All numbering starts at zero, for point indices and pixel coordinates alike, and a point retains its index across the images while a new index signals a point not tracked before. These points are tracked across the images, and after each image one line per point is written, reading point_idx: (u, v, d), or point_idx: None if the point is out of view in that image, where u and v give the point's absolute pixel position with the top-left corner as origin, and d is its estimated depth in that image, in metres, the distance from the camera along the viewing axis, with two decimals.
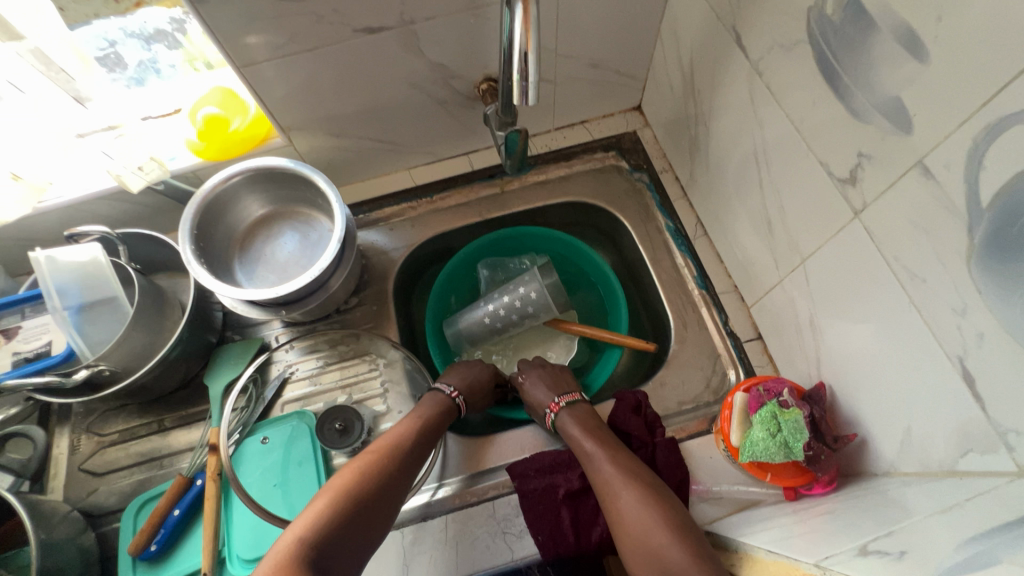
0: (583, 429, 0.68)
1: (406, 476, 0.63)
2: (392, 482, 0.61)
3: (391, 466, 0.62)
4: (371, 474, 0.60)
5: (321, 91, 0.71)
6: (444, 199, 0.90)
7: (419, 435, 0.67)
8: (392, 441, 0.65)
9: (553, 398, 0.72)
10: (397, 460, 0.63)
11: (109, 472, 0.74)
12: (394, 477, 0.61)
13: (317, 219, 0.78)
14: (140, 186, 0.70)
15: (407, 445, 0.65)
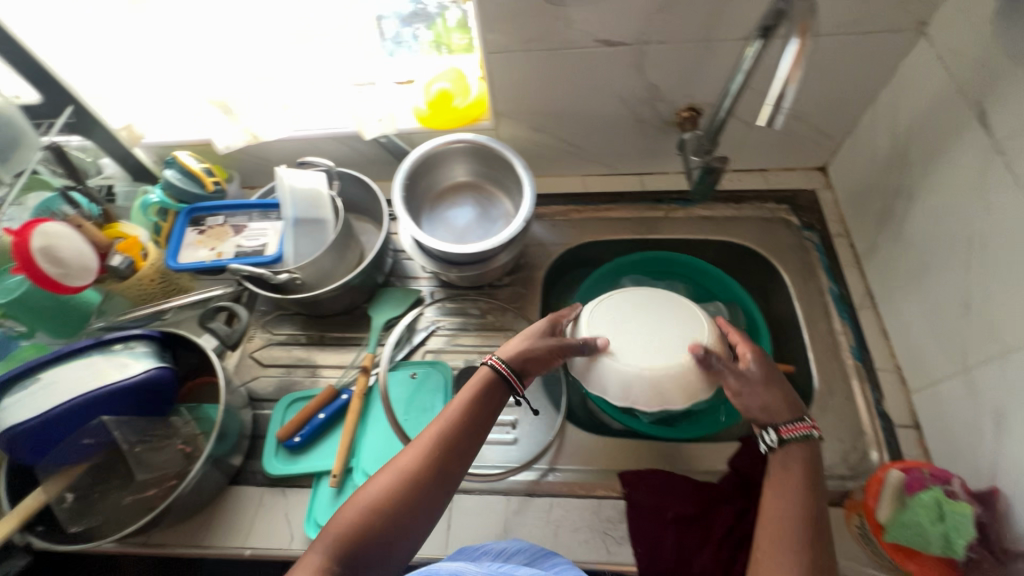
0: (803, 466, 0.55)
1: (465, 462, 0.56)
2: (441, 484, 0.53)
3: (445, 463, 0.54)
4: (412, 482, 0.52)
5: (542, 89, 0.79)
6: (608, 211, 0.94)
7: (476, 415, 0.57)
8: (449, 432, 0.55)
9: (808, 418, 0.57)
10: (455, 446, 0.55)
11: (271, 365, 0.85)
12: (440, 480, 0.53)
13: (499, 199, 0.85)
14: (373, 135, 0.83)
15: (466, 438, 0.56)
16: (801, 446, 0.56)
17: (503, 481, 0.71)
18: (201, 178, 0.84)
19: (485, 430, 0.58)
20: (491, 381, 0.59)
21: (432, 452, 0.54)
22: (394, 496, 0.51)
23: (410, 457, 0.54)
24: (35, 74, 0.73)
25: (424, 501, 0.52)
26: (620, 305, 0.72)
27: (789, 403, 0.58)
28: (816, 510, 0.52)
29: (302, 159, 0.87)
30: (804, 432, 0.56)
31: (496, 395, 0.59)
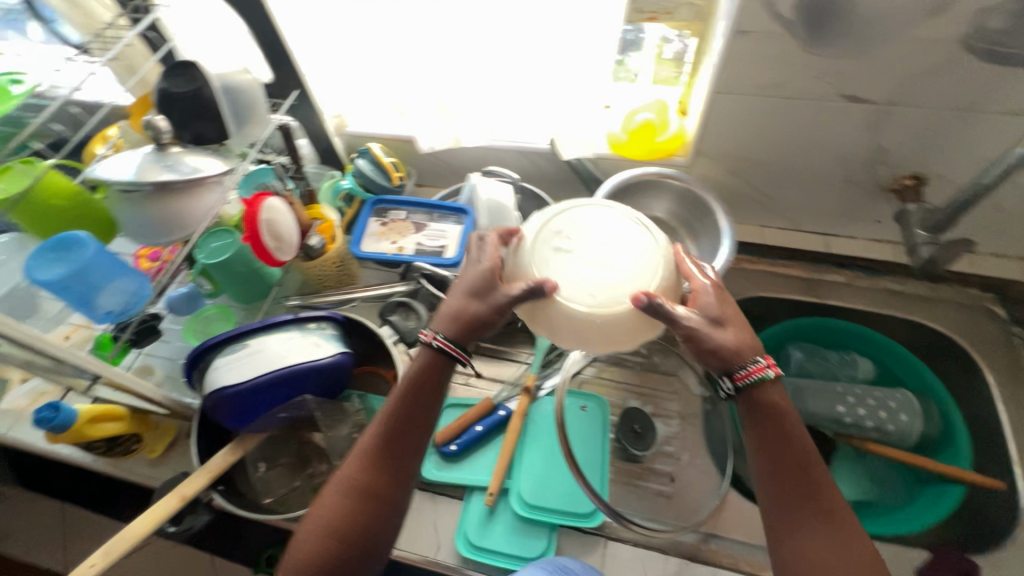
0: (759, 410, 0.53)
1: (406, 456, 0.56)
2: (392, 484, 0.55)
3: (388, 471, 0.55)
4: (362, 494, 0.54)
5: (756, 133, 0.75)
6: (784, 267, 0.89)
7: (413, 408, 0.56)
8: (393, 435, 0.55)
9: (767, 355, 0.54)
10: (402, 451, 0.55)
11: (425, 364, 0.85)
12: (389, 477, 0.55)
13: (682, 239, 0.81)
14: (569, 156, 0.85)
15: (404, 430, 0.56)
16: (766, 395, 0.53)
17: (665, 537, 0.66)
18: (389, 169, 0.86)
19: (422, 415, 0.57)
20: (428, 370, 0.57)
21: (386, 464, 0.55)
22: (353, 511, 0.53)
23: (363, 473, 0.55)
24: (276, 56, 0.79)
25: (378, 506, 0.54)
26: (558, 231, 0.59)
27: (723, 356, 0.52)
28: (821, 483, 0.51)
29: (488, 168, 0.88)
30: (756, 375, 0.52)
31: (437, 377, 0.57)
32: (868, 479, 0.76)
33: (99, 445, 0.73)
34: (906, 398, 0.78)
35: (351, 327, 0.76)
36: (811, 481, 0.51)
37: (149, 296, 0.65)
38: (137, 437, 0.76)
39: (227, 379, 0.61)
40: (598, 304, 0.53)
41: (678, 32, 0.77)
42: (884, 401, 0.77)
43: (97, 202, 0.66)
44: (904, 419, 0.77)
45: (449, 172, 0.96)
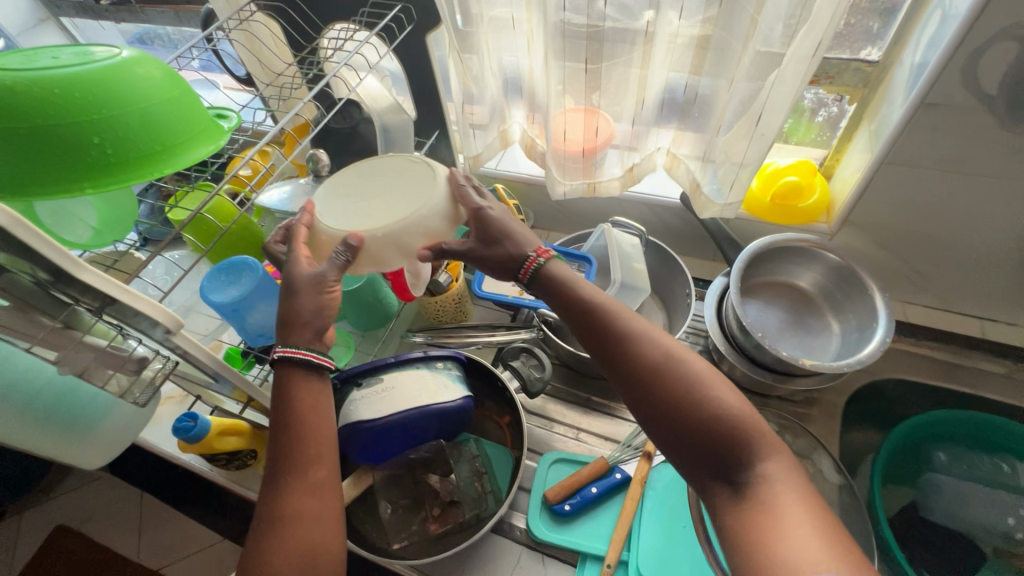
0: (552, 283, 0.56)
1: (310, 477, 0.46)
2: (307, 505, 0.45)
3: (289, 506, 0.45)
4: (265, 525, 0.45)
5: (919, 206, 0.70)
6: (931, 350, 0.81)
7: (284, 428, 0.48)
8: (282, 456, 0.47)
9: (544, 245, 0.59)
10: (291, 477, 0.46)
11: (533, 412, 0.82)
12: (302, 493, 0.46)
13: (823, 313, 0.76)
14: (706, 215, 0.79)
15: (303, 445, 0.47)
16: (543, 267, 0.57)
17: None
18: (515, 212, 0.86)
19: (320, 425, 0.48)
20: (291, 373, 0.49)
21: (278, 482, 0.46)
22: (280, 549, 0.43)
23: (273, 508, 0.45)
24: (423, 96, 0.83)
25: (302, 536, 0.44)
26: (340, 181, 0.60)
27: (505, 267, 0.58)
28: (619, 320, 0.52)
29: (614, 219, 0.86)
30: (536, 266, 0.57)
31: (306, 386, 0.49)
32: None
33: (221, 457, 0.74)
34: None
35: (471, 367, 0.75)
36: (623, 331, 0.51)
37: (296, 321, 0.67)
38: (253, 453, 0.77)
39: (363, 413, 0.61)
40: (373, 219, 0.55)
41: (836, 95, 0.75)
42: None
43: (260, 229, 0.70)
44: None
45: (568, 216, 0.95)
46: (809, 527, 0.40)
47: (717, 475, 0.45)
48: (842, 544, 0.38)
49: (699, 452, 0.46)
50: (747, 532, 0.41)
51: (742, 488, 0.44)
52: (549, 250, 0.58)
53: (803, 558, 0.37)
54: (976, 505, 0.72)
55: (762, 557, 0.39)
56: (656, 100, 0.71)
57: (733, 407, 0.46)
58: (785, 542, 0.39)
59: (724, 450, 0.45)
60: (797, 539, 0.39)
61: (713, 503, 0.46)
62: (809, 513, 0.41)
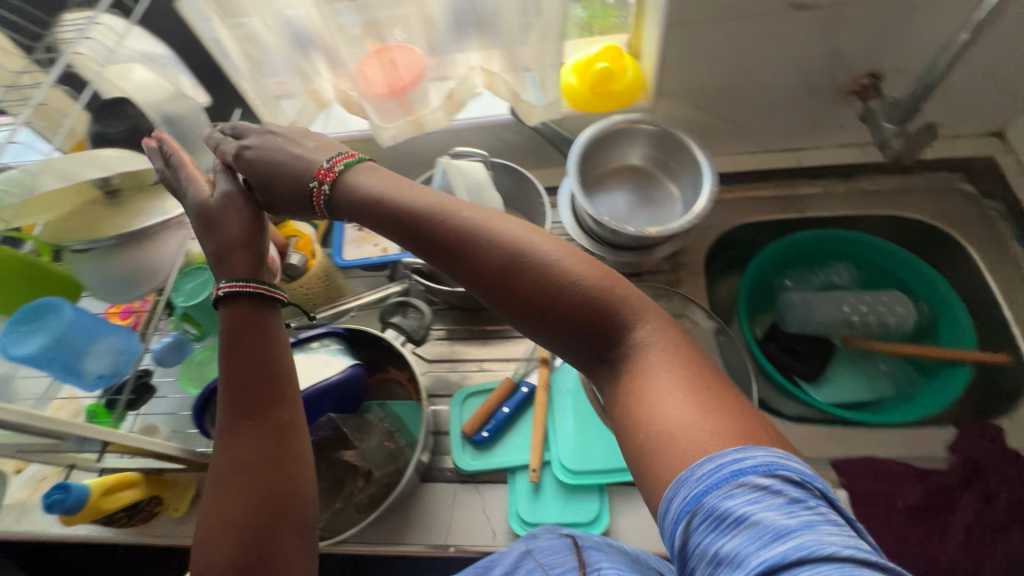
0: (359, 200, 0.53)
1: (274, 420, 0.52)
2: (281, 447, 0.51)
3: (259, 441, 0.51)
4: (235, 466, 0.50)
5: (717, 60, 0.75)
6: (761, 190, 0.92)
7: (235, 368, 0.52)
8: (245, 406, 0.52)
9: (323, 165, 0.55)
10: (253, 413, 0.52)
11: (436, 361, 0.83)
12: (275, 439, 0.51)
13: (662, 181, 0.82)
14: (534, 121, 0.81)
15: (277, 394, 0.53)
16: (341, 190, 0.54)
17: None
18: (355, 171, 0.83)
19: (272, 366, 0.53)
20: (232, 321, 0.53)
21: (241, 427, 0.51)
22: (253, 489, 0.49)
23: (240, 451, 0.50)
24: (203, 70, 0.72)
25: (279, 476, 0.50)
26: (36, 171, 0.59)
27: (297, 198, 0.56)
28: (444, 219, 0.49)
29: (455, 151, 0.85)
30: (323, 195, 0.54)
31: (253, 326, 0.54)
32: (876, 374, 0.79)
33: (120, 515, 0.69)
34: (901, 300, 0.80)
35: (353, 337, 0.74)
36: (460, 227, 0.48)
37: (138, 351, 0.66)
38: (156, 498, 0.71)
39: None
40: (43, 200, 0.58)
41: None
42: (889, 304, 0.79)
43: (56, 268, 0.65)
44: (898, 319, 0.79)
45: (414, 160, 0.93)
46: (674, 386, 0.40)
47: (592, 352, 0.46)
48: (712, 399, 0.39)
49: (571, 340, 0.45)
50: (625, 397, 0.42)
51: (615, 363, 0.44)
52: (331, 169, 0.54)
53: (677, 419, 0.38)
54: (830, 304, 0.80)
55: (641, 425, 0.39)
56: (444, 16, 0.70)
57: (591, 281, 0.44)
58: (660, 407, 0.39)
59: (589, 326, 0.44)
60: (670, 400, 0.39)
61: (602, 381, 0.45)
62: (679, 374, 0.41)
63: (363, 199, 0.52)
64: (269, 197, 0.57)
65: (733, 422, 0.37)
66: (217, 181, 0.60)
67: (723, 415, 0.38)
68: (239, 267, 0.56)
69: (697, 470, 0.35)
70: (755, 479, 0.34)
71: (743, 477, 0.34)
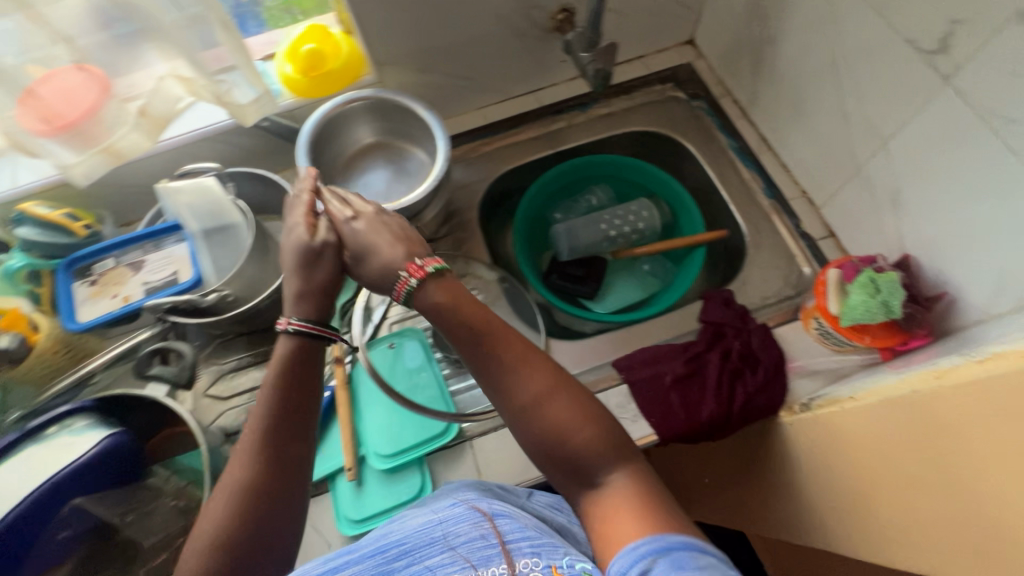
0: (431, 314, 0.53)
1: (290, 449, 0.53)
2: (292, 474, 0.52)
3: (264, 460, 0.51)
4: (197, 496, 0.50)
5: (418, 22, 0.76)
6: (516, 135, 0.96)
7: (277, 402, 0.53)
8: (269, 432, 0.52)
9: (415, 264, 0.54)
10: (272, 442, 0.52)
11: (232, 396, 0.79)
12: (282, 469, 0.52)
13: (408, 150, 0.82)
14: (254, 120, 0.75)
15: (301, 423, 0.53)
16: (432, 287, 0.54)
17: None
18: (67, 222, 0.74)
19: (301, 403, 0.54)
20: (306, 358, 0.55)
21: (256, 447, 0.52)
22: (233, 501, 0.50)
23: (255, 472, 0.51)
24: None
25: (281, 492, 0.51)
26: None
27: (380, 281, 0.55)
28: (498, 350, 0.52)
29: (182, 170, 0.76)
30: (408, 290, 0.53)
31: (311, 369, 0.55)
32: (641, 276, 0.90)
33: None
34: (646, 208, 0.91)
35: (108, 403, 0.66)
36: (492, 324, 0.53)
37: None
38: None
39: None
40: None
41: None
42: (636, 212, 0.90)
43: None
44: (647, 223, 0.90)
45: (146, 191, 0.83)
46: (636, 513, 0.45)
47: (569, 480, 0.50)
48: (666, 513, 0.45)
49: (558, 466, 0.50)
50: (596, 519, 0.47)
51: (591, 486, 0.49)
52: (422, 269, 0.53)
53: (618, 538, 0.44)
54: (591, 224, 0.89)
55: (608, 539, 0.45)
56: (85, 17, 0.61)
57: (585, 421, 0.50)
58: (619, 528, 0.45)
59: (579, 460, 0.49)
60: (626, 523, 0.45)
61: (573, 496, 0.50)
62: (625, 496, 0.47)
63: (454, 292, 0.54)
64: (360, 265, 0.56)
65: (678, 525, 0.44)
66: (319, 225, 0.58)
67: (671, 524, 0.44)
68: (309, 304, 0.56)
69: (674, 537, 0.42)
70: (714, 555, 0.41)
71: (706, 552, 0.41)
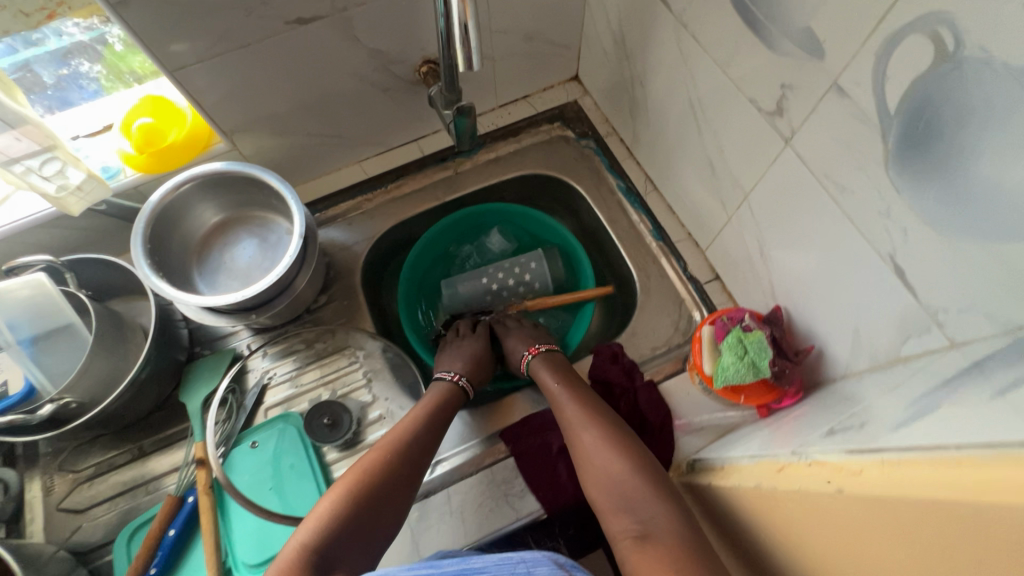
0: (558, 373, 0.74)
1: (425, 456, 0.65)
2: (407, 465, 0.63)
3: (407, 454, 0.64)
4: (396, 468, 0.62)
5: (261, 88, 0.70)
6: (400, 188, 0.91)
7: (426, 421, 0.68)
8: (416, 436, 0.66)
9: (531, 346, 0.79)
10: (412, 446, 0.65)
11: (91, 506, 0.72)
12: (416, 465, 0.64)
13: (272, 219, 0.77)
14: (82, 208, 0.69)
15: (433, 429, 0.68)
16: (539, 361, 0.76)
17: None
18: None
19: (437, 429, 0.68)
20: (450, 389, 0.73)
21: (405, 443, 0.65)
22: (344, 483, 0.60)
23: (399, 458, 0.63)
24: None
25: (399, 480, 0.61)
26: None
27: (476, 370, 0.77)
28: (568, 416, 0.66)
29: (11, 263, 0.68)
30: (529, 361, 0.78)
31: (451, 402, 0.72)
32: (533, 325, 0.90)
33: None
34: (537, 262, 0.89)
35: None
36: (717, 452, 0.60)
37: None
38: None
39: None
40: None
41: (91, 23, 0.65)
42: (525, 264, 0.89)
43: None
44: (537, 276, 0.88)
45: None
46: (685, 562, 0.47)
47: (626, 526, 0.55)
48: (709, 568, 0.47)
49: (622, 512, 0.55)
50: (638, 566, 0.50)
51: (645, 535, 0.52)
52: (536, 347, 0.78)
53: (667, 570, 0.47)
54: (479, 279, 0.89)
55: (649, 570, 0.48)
56: None
57: (649, 475, 0.58)
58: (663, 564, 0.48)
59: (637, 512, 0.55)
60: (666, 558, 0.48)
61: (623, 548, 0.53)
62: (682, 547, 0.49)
63: (563, 371, 0.75)
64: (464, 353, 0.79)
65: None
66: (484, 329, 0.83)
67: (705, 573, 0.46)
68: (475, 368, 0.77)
69: None
70: None
71: None
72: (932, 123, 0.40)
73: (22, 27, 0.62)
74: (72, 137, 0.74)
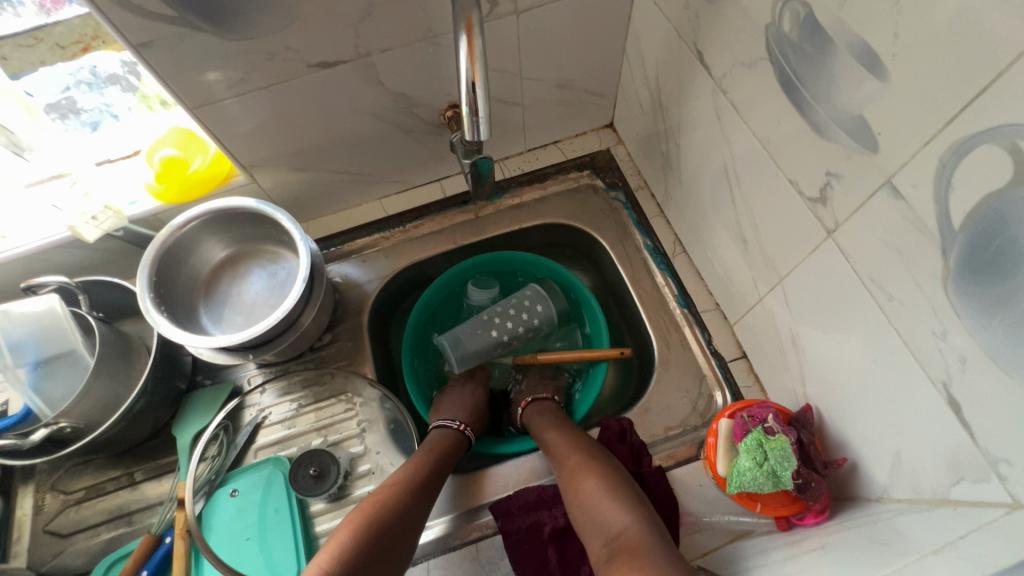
0: (545, 412, 0.75)
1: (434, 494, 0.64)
2: (419, 498, 0.61)
3: (419, 488, 0.62)
4: (403, 504, 0.60)
5: (283, 126, 0.70)
6: (417, 228, 0.88)
7: (431, 457, 0.67)
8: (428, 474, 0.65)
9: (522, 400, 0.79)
10: (423, 480, 0.64)
11: (75, 532, 0.71)
12: (427, 500, 0.62)
13: (284, 255, 0.76)
14: (97, 235, 0.70)
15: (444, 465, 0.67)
16: (532, 410, 0.77)
17: None
18: None
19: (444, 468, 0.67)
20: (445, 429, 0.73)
21: (417, 476, 0.64)
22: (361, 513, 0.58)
23: (411, 488, 0.62)
24: None
25: (413, 514, 0.60)
26: None
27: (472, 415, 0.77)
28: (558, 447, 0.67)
29: (28, 282, 0.68)
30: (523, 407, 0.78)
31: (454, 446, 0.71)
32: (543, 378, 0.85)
33: None
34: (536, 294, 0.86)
35: None
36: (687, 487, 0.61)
37: None
38: None
39: None
40: None
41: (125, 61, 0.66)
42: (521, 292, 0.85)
43: None
44: (538, 307, 0.85)
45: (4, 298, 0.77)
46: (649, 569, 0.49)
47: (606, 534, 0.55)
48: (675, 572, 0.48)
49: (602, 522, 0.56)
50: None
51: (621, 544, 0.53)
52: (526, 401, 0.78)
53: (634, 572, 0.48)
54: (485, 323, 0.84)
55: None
56: None
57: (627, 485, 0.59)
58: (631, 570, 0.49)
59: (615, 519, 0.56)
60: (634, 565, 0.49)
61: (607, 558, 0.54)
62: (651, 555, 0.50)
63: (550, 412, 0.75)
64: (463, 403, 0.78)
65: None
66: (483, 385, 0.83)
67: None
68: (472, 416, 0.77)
69: None
70: None
71: None
72: (1004, 250, 0.34)
73: (59, 59, 0.61)
74: (98, 162, 0.76)
